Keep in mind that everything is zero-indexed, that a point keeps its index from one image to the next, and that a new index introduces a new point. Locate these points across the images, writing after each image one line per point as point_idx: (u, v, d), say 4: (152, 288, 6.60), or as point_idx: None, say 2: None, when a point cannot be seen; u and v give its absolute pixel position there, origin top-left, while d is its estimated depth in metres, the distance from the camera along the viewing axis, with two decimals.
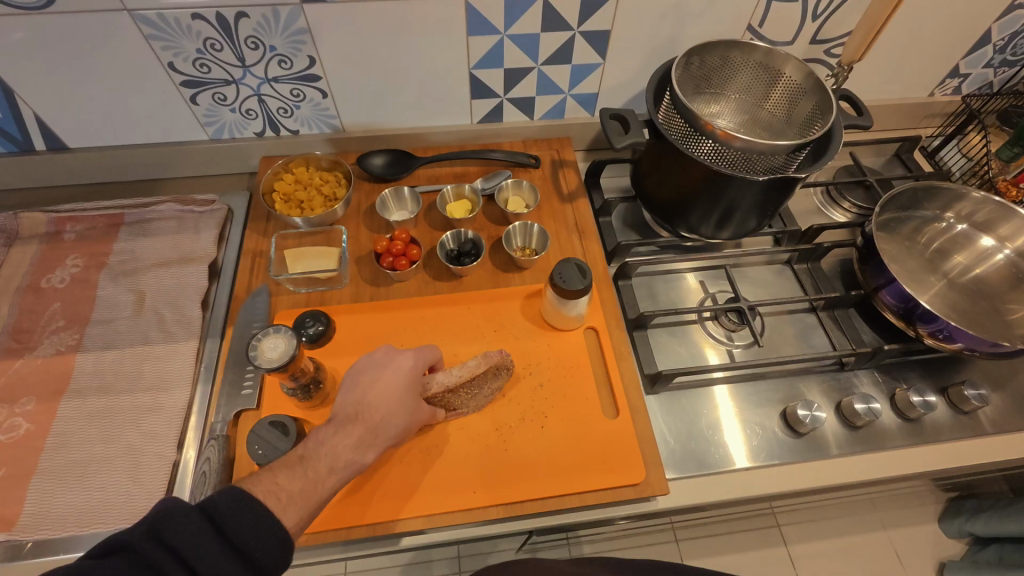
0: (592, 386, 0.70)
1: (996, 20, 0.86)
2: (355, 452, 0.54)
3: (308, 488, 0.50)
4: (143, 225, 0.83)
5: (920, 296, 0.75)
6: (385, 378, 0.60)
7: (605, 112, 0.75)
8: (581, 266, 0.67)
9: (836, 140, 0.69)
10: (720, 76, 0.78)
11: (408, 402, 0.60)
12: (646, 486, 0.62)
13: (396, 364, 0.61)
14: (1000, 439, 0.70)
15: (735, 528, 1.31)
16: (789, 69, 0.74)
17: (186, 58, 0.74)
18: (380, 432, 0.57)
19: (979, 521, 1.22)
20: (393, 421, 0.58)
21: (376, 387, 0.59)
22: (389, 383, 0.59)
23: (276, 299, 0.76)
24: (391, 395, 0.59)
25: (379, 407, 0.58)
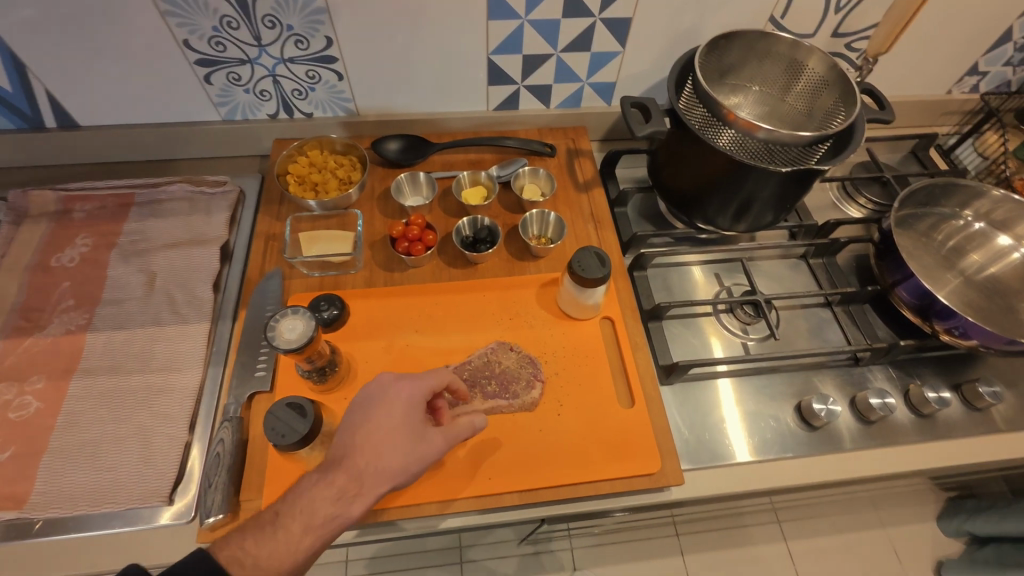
0: (609, 376, 0.67)
1: (1018, 17, 0.86)
2: (338, 505, 0.50)
3: (283, 549, 0.49)
4: (155, 206, 0.83)
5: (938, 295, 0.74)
6: (395, 403, 0.55)
7: (628, 99, 0.73)
8: (600, 254, 0.66)
9: (859, 135, 0.68)
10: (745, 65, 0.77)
11: (402, 442, 0.54)
12: (661, 477, 0.61)
13: (389, 398, 0.55)
14: (1013, 436, 0.70)
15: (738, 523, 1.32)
16: (813, 62, 0.73)
17: (201, 36, 0.73)
18: (366, 479, 0.52)
19: (980, 519, 1.23)
20: (380, 466, 0.52)
21: (379, 419, 0.54)
22: (400, 412, 0.55)
23: (290, 283, 0.74)
24: (396, 425, 0.54)
25: (366, 453, 0.53)
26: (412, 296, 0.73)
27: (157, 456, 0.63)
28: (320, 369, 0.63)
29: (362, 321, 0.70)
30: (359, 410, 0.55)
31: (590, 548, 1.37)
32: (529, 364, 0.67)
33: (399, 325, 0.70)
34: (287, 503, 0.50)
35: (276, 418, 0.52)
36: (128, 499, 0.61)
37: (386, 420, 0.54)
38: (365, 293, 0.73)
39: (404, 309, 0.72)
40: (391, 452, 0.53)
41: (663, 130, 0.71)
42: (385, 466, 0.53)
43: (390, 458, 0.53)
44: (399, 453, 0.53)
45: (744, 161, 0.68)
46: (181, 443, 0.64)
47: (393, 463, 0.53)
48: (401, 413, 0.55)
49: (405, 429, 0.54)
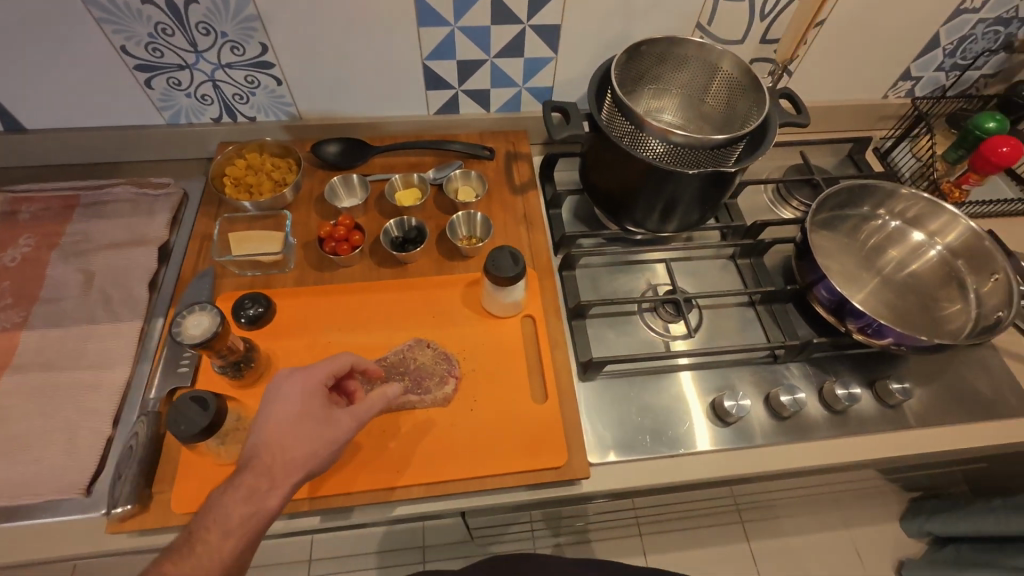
0: (525, 372, 0.69)
1: (943, 24, 0.88)
2: (250, 502, 0.51)
3: (206, 558, 0.49)
4: (99, 207, 0.85)
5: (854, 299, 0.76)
6: (292, 394, 0.57)
7: (549, 105, 0.74)
8: (515, 253, 0.68)
9: (769, 137, 0.70)
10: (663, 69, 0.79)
11: (305, 427, 0.56)
12: (567, 470, 0.63)
13: (286, 389, 0.57)
14: (921, 432, 0.72)
15: (700, 524, 1.34)
16: (727, 64, 0.74)
17: (138, 42, 0.75)
18: (277, 471, 0.53)
19: (938, 520, 1.25)
20: (289, 455, 0.54)
21: (279, 412, 0.56)
22: (298, 401, 0.57)
23: (221, 282, 0.75)
24: (297, 415, 0.56)
25: (270, 449, 0.54)
26: (339, 295, 0.75)
27: (80, 450, 0.65)
28: (234, 365, 0.63)
29: (287, 319, 0.72)
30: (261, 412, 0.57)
31: (554, 548, 1.38)
32: (445, 360, 0.68)
33: (323, 323, 0.71)
34: (201, 520, 0.51)
35: (178, 411, 0.54)
36: (48, 491, 0.62)
37: (286, 413, 0.56)
38: (293, 293, 0.74)
39: (329, 307, 0.73)
40: (296, 442, 0.55)
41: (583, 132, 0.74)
42: (295, 455, 0.54)
43: (298, 447, 0.54)
44: (306, 439, 0.55)
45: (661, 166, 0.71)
46: (105, 437, 0.66)
47: (304, 449, 0.54)
48: (300, 402, 0.57)
49: (306, 417, 0.56)
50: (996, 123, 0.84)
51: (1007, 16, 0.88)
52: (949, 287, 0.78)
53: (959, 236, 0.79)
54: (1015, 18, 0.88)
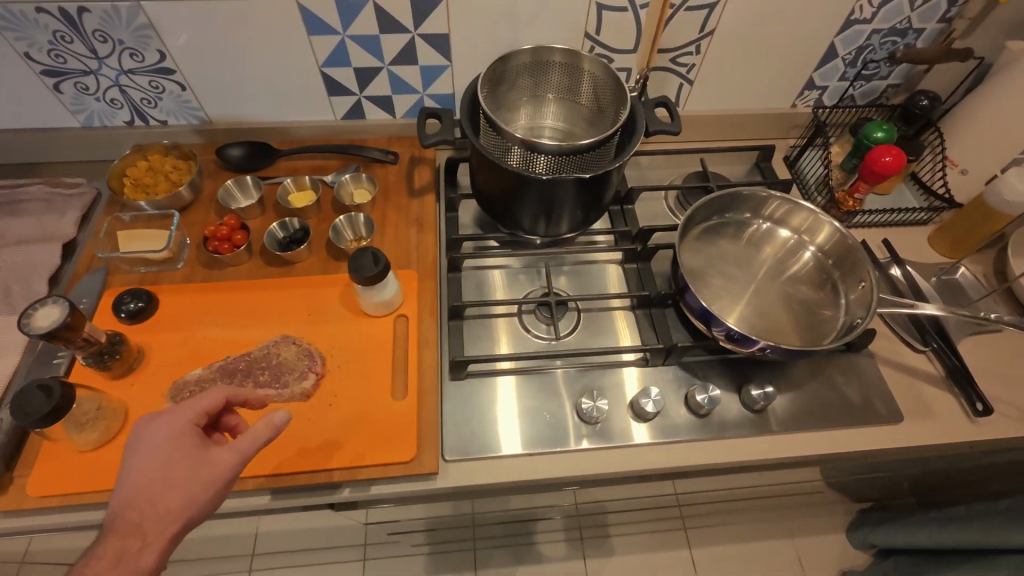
0: (388, 371, 0.71)
1: (837, 35, 0.89)
2: (121, 563, 0.49)
3: None
4: (14, 206, 0.89)
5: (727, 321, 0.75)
6: (157, 441, 0.54)
7: (424, 113, 0.75)
8: (377, 253, 0.70)
9: (634, 140, 0.73)
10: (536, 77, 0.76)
11: (179, 474, 0.53)
12: (415, 465, 0.65)
13: (154, 436, 0.54)
14: (785, 437, 0.73)
15: (639, 529, 1.34)
16: (589, 65, 0.74)
17: (40, 49, 0.79)
18: (152, 526, 0.51)
19: (878, 532, 1.24)
20: (164, 503, 0.52)
21: (146, 462, 0.53)
22: (164, 447, 0.54)
23: (112, 278, 0.78)
24: (165, 462, 0.53)
25: (141, 503, 0.51)
26: (222, 293, 0.77)
27: None
28: (96, 356, 0.66)
29: (168, 314, 0.74)
30: (126, 466, 0.53)
31: (496, 550, 1.39)
32: (307, 357, 0.70)
33: (201, 319, 0.74)
34: None
35: (23, 397, 0.57)
36: None
37: (152, 463, 0.53)
38: (178, 290, 0.77)
39: (209, 304, 0.76)
40: (169, 492, 0.52)
41: (452, 137, 0.74)
42: (169, 504, 0.52)
43: (173, 495, 0.52)
44: (181, 485, 0.52)
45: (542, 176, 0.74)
46: None
47: (180, 496, 0.52)
48: (167, 449, 0.54)
49: (177, 462, 0.53)
50: (883, 133, 0.85)
51: (902, 27, 0.88)
52: (820, 289, 0.80)
53: (826, 236, 0.81)
54: (910, 29, 0.89)
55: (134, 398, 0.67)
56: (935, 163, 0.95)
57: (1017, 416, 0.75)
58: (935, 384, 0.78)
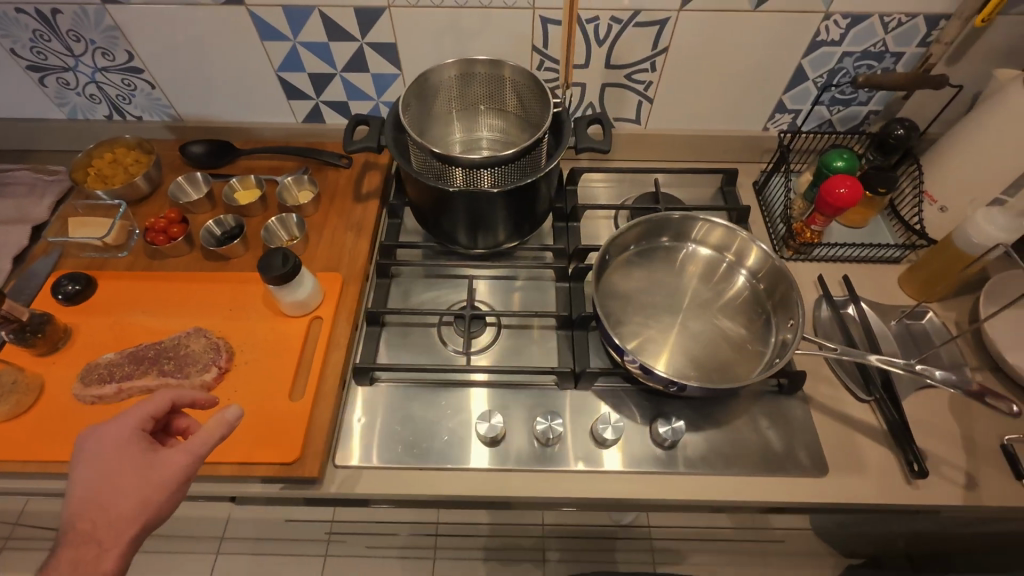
0: (292, 371, 0.72)
1: (804, 56, 0.84)
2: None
3: None
4: (3, 188, 0.96)
5: (652, 365, 0.70)
6: (102, 450, 0.51)
7: (354, 120, 0.76)
8: (287, 253, 0.71)
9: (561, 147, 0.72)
10: (461, 93, 0.77)
11: (128, 478, 0.50)
12: (298, 467, 0.66)
13: (99, 443, 0.52)
14: (695, 479, 0.68)
15: None
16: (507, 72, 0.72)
17: (23, 46, 0.85)
18: (104, 533, 0.48)
19: None
20: (113, 511, 0.49)
21: (91, 469, 0.50)
22: (109, 456, 0.51)
23: (63, 261, 0.83)
24: (112, 472, 0.50)
25: (87, 512, 0.49)
26: (156, 282, 0.81)
27: None
28: (18, 335, 0.70)
29: (102, 299, 0.78)
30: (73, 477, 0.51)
31: None
32: (214, 350, 0.72)
33: (131, 306, 0.78)
34: None
35: None
36: None
37: (98, 471, 0.50)
38: (117, 276, 0.81)
39: (142, 292, 0.79)
40: (117, 499, 0.49)
41: (375, 145, 0.76)
42: (120, 512, 0.49)
43: (121, 502, 0.49)
44: (128, 492, 0.50)
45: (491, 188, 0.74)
46: None
47: (131, 503, 0.49)
48: (112, 457, 0.51)
49: (125, 467, 0.51)
50: (843, 161, 0.80)
51: (877, 49, 0.82)
52: (754, 320, 0.76)
53: (757, 260, 0.78)
54: (887, 52, 0.83)
55: (54, 376, 0.71)
56: (913, 196, 0.89)
57: (965, 483, 0.68)
58: (873, 439, 0.71)
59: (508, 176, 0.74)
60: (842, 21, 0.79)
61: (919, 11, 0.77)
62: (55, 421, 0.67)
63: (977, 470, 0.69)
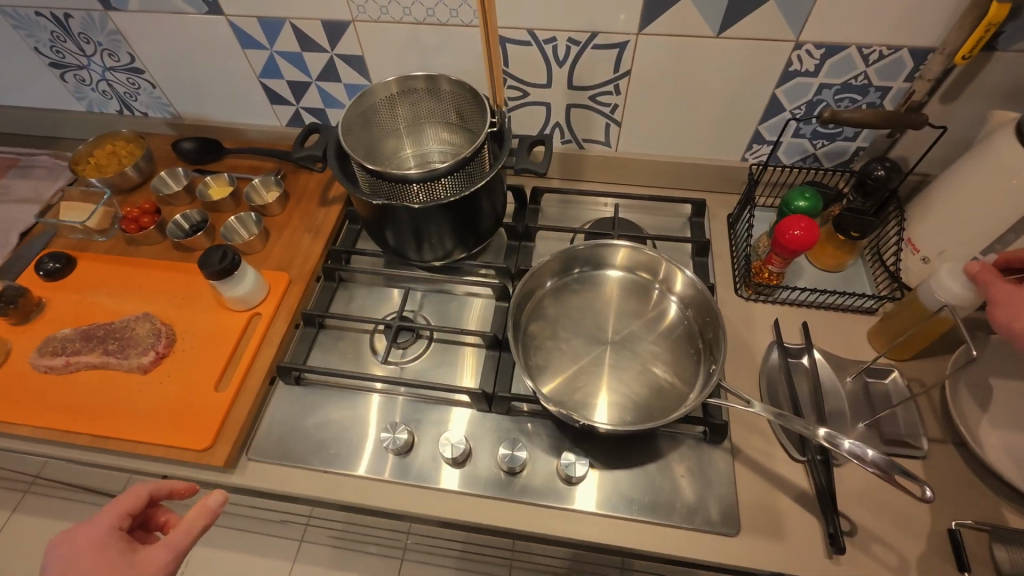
0: (223, 363, 0.76)
1: (778, 86, 0.79)
2: None
3: None
4: (26, 170, 1.06)
5: (553, 390, 0.70)
6: (80, 551, 0.52)
7: (299, 140, 0.79)
8: (226, 251, 0.75)
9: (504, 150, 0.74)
10: (407, 109, 0.80)
11: (109, 574, 0.51)
12: (208, 455, 0.69)
13: (81, 541, 0.53)
14: (598, 520, 0.66)
15: None
16: (445, 85, 0.76)
17: (45, 45, 0.95)
18: None
19: None
20: None
21: (68, 565, 0.51)
22: (87, 558, 0.51)
23: (56, 240, 0.92)
24: (89, 571, 0.51)
25: None
26: (125, 267, 0.87)
27: None
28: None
29: (77, 277, 0.86)
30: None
31: None
32: (155, 335, 0.76)
33: (99, 288, 0.84)
34: None
35: None
36: None
37: (75, 571, 0.50)
38: (95, 258, 0.88)
39: (111, 275, 0.86)
40: None
41: (317, 154, 0.78)
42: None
43: None
44: None
45: (451, 196, 0.74)
46: None
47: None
48: (91, 558, 0.51)
49: (105, 564, 0.51)
50: (805, 202, 0.76)
51: (859, 83, 0.76)
52: (681, 355, 0.73)
53: (684, 286, 0.77)
54: (871, 86, 0.77)
55: (21, 345, 0.78)
56: (895, 241, 0.82)
57: (895, 566, 0.61)
58: (800, 502, 0.66)
59: (454, 188, 0.74)
60: (816, 51, 0.74)
61: (901, 43, 0.71)
62: (13, 386, 0.74)
63: (913, 553, 0.62)
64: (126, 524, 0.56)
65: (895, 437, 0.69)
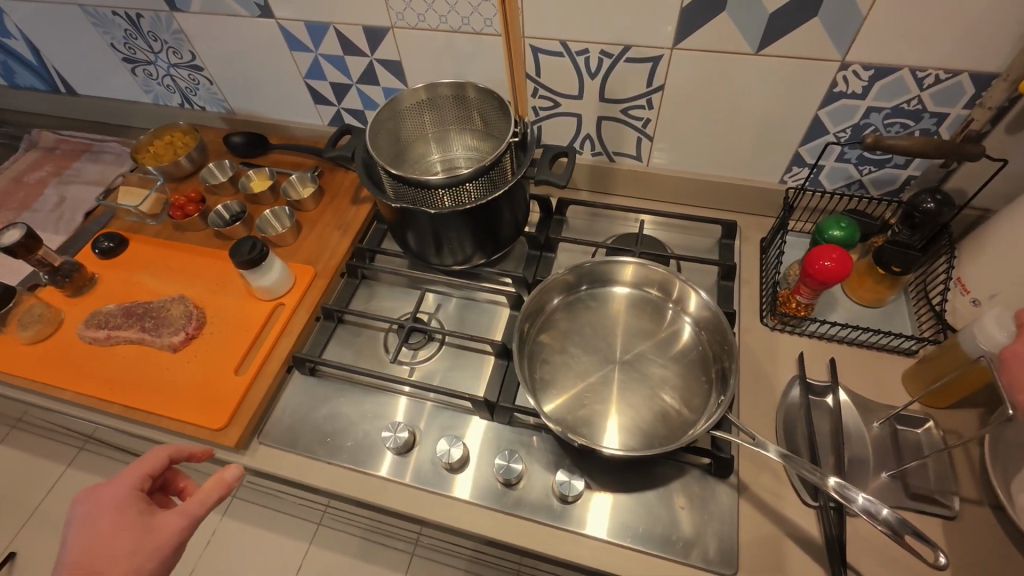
0: (244, 348, 0.80)
1: (821, 107, 0.75)
2: None
3: None
4: (97, 154, 1.15)
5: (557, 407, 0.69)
6: (101, 510, 0.55)
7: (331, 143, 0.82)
8: (256, 242, 0.79)
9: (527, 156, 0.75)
10: (434, 116, 0.83)
11: (125, 537, 0.53)
12: (221, 435, 0.72)
13: (103, 501, 0.56)
14: (591, 542, 0.65)
15: None
16: (470, 91, 0.78)
17: (120, 42, 1.03)
18: None
19: None
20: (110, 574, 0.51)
21: (89, 525, 0.54)
22: (106, 517, 0.54)
23: (114, 220, 1.00)
24: (108, 533, 0.54)
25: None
26: (170, 251, 0.93)
27: None
28: (52, 276, 0.85)
29: (127, 258, 0.92)
30: (66, 540, 0.54)
31: None
32: (187, 317, 0.81)
33: (145, 268, 0.91)
34: None
35: None
36: None
37: (96, 532, 0.53)
38: (145, 240, 0.95)
39: (156, 258, 0.92)
40: (114, 563, 0.52)
41: (346, 155, 0.81)
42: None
43: (115, 566, 0.52)
44: (123, 557, 0.52)
45: (475, 202, 0.74)
46: None
47: (122, 567, 0.52)
48: (110, 518, 0.55)
49: (122, 528, 0.54)
50: (840, 231, 0.74)
51: (911, 107, 0.71)
52: (692, 381, 0.71)
53: (698, 307, 0.74)
54: (925, 111, 0.71)
55: (72, 316, 0.85)
56: (943, 278, 0.75)
57: None
58: (807, 550, 0.62)
59: (477, 194, 0.74)
60: (863, 73, 0.69)
61: (961, 67, 0.66)
62: (61, 353, 0.81)
63: None
64: (147, 486, 0.59)
65: (923, 492, 0.63)
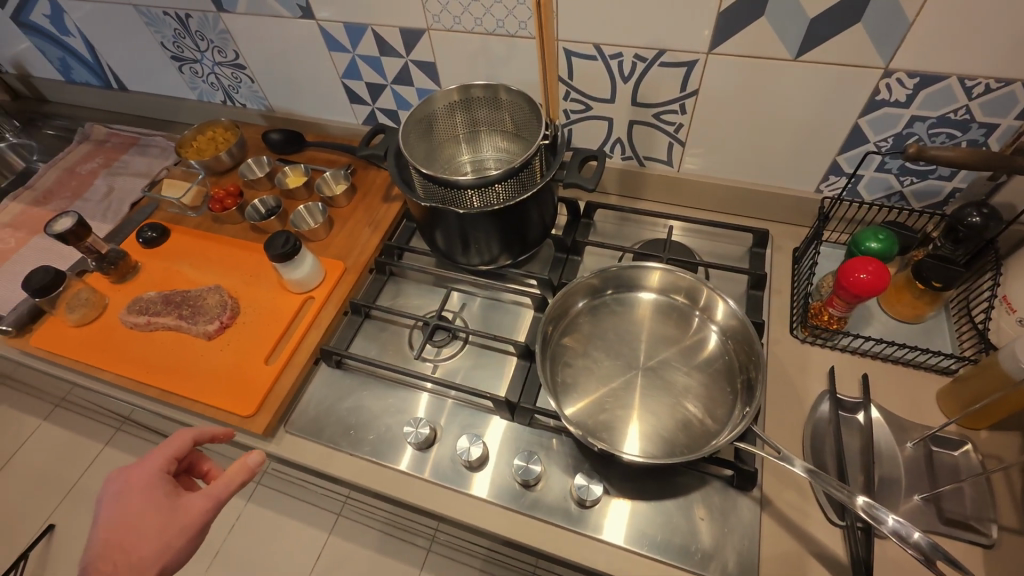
0: (275, 339, 0.82)
1: (862, 115, 0.73)
2: None
3: None
4: (144, 148, 1.20)
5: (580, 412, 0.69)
6: (130, 490, 0.58)
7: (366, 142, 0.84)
8: (290, 236, 0.82)
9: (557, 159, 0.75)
10: (465, 117, 0.84)
11: (153, 516, 0.56)
12: (250, 422, 0.74)
13: (132, 482, 0.58)
14: (607, 547, 0.64)
15: None
16: (503, 93, 0.79)
17: (169, 41, 1.08)
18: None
19: None
20: (141, 552, 0.54)
21: (120, 504, 0.56)
22: (135, 497, 0.57)
23: (157, 211, 1.04)
24: (137, 513, 0.56)
25: (116, 553, 0.54)
26: (208, 242, 0.96)
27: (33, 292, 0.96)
28: (99, 263, 0.90)
29: (169, 247, 0.96)
30: (95, 520, 0.56)
31: None
32: (223, 307, 0.84)
33: (184, 258, 0.94)
34: None
35: (32, 275, 0.84)
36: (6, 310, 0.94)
37: (125, 511, 0.56)
38: (185, 231, 0.99)
39: (196, 248, 0.96)
40: (144, 542, 0.54)
41: (379, 154, 0.82)
42: (140, 554, 0.54)
43: (144, 545, 0.54)
44: (151, 536, 0.55)
45: (504, 203, 0.75)
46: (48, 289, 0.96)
47: (150, 545, 0.54)
48: (138, 498, 0.57)
49: (150, 508, 0.56)
50: (877, 243, 0.72)
51: (959, 117, 0.69)
52: (716, 390, 0.70)
53: (725, 315, 0.73)
54: (973, 122, 0.68)
55: (116, 301, 0.89)
56: (988, 296, 0.72)
57: None
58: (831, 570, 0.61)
59: (506, 195, 0.75)
60: (908, 81, 0.67)
61: (1014, 77, 0.63)
62: (105, 335, 0.85)
63: None
64: (173, 468, 0.61)
65: (958, 517, 0.61)
